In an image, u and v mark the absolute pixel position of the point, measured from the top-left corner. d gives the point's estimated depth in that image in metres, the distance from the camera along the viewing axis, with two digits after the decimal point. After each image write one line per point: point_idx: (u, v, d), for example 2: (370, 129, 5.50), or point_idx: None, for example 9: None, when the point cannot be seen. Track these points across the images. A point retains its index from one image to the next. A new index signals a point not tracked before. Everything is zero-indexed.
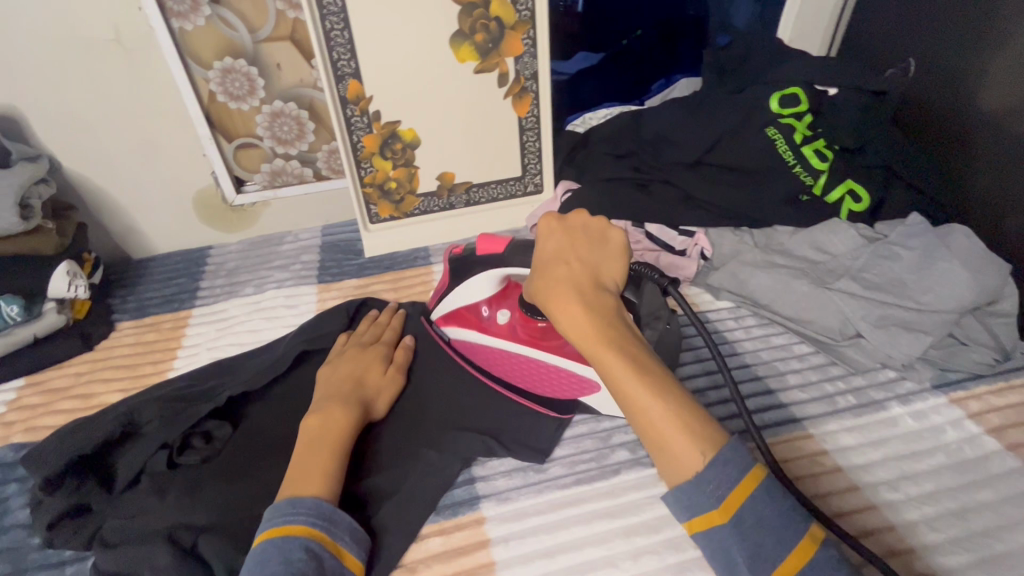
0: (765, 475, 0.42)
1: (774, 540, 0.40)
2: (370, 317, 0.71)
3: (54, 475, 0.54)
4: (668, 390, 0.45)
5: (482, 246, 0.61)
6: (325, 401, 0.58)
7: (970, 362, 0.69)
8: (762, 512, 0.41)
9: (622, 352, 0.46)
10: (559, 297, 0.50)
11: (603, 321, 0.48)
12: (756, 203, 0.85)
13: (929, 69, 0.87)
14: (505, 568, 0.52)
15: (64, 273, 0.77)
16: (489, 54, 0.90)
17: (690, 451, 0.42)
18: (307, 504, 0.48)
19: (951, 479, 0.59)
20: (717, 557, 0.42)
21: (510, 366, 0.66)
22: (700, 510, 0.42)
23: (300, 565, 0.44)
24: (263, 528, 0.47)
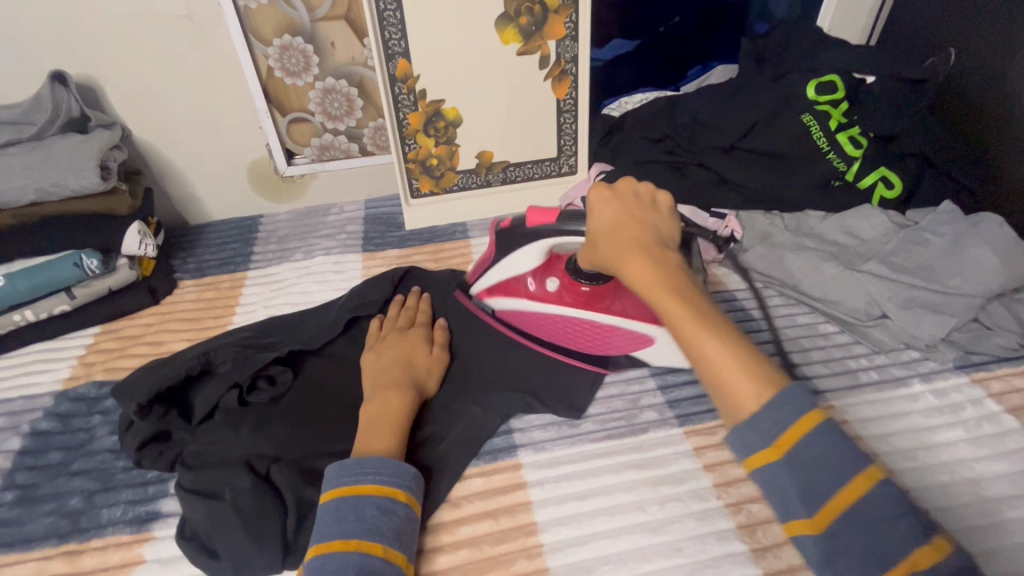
0: (825, 420, 0.41)
1: (827, 476, 0.40)
2: (398, 301, 0.74)
3: (146, 401, 0.60)
4: (726, 334, 0.46)
5: (533, 219, 0.63)
6: (378, 388, 0.61)
7: (994, 346, 0.71)
8: (818, 452, 0.40)
9: (681, 297, 0.49)
10: (622, 250, 0.53)
11: (665, 271, 0.51)
12: (789, 188, 0.88)
13: (969, 58, 0.87)
14: (541, 507, 0.57)
15: (136, 232, 0.83)
16: (532, 36, 0.94)
17: (746, 391, 0.43)
18: (372, 465, 0.52)
19: (967, 451, 0.62)
20: (770, 492, 0.42)
21: (560, 328, 0.69)
22: (752, 449, 0.42)
23: (373, 521, 0.49)
24: (332, 484, 0.52)
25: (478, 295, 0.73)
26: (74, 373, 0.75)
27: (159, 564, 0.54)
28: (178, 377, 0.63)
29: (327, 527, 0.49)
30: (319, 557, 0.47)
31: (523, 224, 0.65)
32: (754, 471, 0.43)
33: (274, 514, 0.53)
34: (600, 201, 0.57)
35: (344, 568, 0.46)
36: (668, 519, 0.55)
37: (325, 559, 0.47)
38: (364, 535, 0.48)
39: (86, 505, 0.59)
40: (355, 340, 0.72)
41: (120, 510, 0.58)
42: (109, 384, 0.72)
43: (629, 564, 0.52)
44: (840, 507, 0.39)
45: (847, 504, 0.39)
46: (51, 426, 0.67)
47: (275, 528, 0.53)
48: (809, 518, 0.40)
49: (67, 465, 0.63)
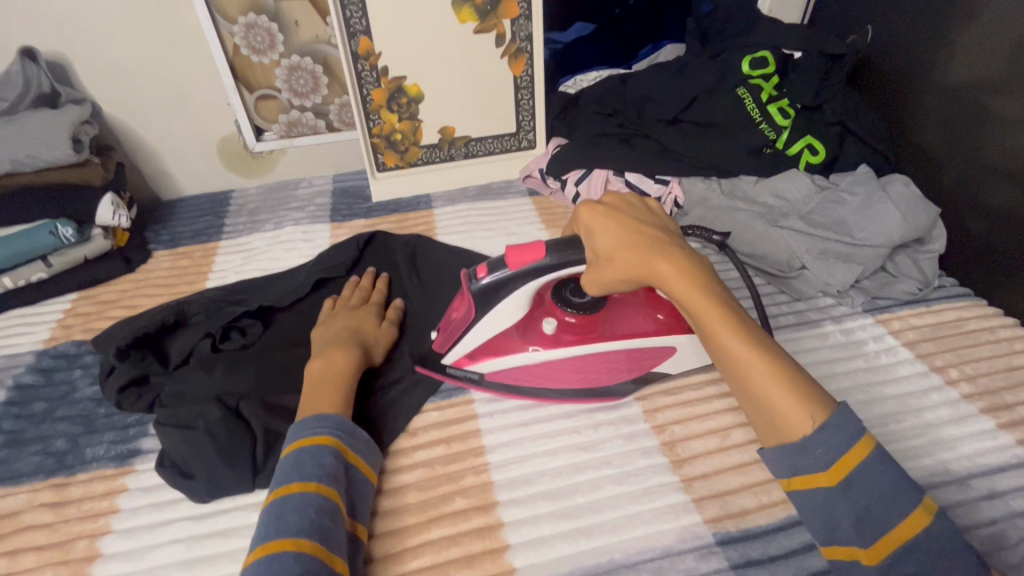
0: (874, 439, 0.46)
1: (889, 513, 0.44)
2: (353, 282, 0.77)
3: (126, 345, 0.68)
4: (771, 350, 0.49)
5: (512, 259, 0.58)
6: (327, 347, 0.65)
7: (897, 291, 0.80)
8: (871, 479, 0.45)
9: (724, 314, 0.50)
10: (655, 265, 0.53)
11: (700, 286, 0.52)
12: (725, 156, 0.95)
13: (884, 35, 0.95)
14: (490, 434, 0.63)
15: (109, 203, 0.86)
16: (487, 15, 0.99)
17: (807, 411, 0.47)
18: (330, 421, 0.56)
19: (865, 378, 0.70)
20: (820, 513, 0.47)
21: (566, 373, 0.65)
22: (807, 471, 0.47)
23: (331, 468, 0.52)
24: (293, 438, 0.54)
25: (453, 363, 0.66)
26: (54, 334, 0.79)
27: (141, 492, 0.59)
28: (155, 326, 0.71)
29: (287, 473, 0.51)
30: (280, 500, 0.49)
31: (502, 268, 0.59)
32: (795, 489, 0.48)
33: (244, 442, 0.60)
34: (608, 211, 0.56)
35: (306, 505, 0.48)
36: (600, 439, 0.63)
37: (286, 500, 0.49)
38: (324, 479, 0.51)
39: (71, 445, 0.64)
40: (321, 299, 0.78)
41: (103, 448, 0.63)
42: (88, 342, 0.77)
43: (563, 475, 0.59)
44: (897, 542, 0.44)
45: (909, 538, 0.44)
46: (34, 380, 0.72)
47: (246, 454, 0.60)
48: (866, 548, 0.45)
49: (51, 413, 0.68)
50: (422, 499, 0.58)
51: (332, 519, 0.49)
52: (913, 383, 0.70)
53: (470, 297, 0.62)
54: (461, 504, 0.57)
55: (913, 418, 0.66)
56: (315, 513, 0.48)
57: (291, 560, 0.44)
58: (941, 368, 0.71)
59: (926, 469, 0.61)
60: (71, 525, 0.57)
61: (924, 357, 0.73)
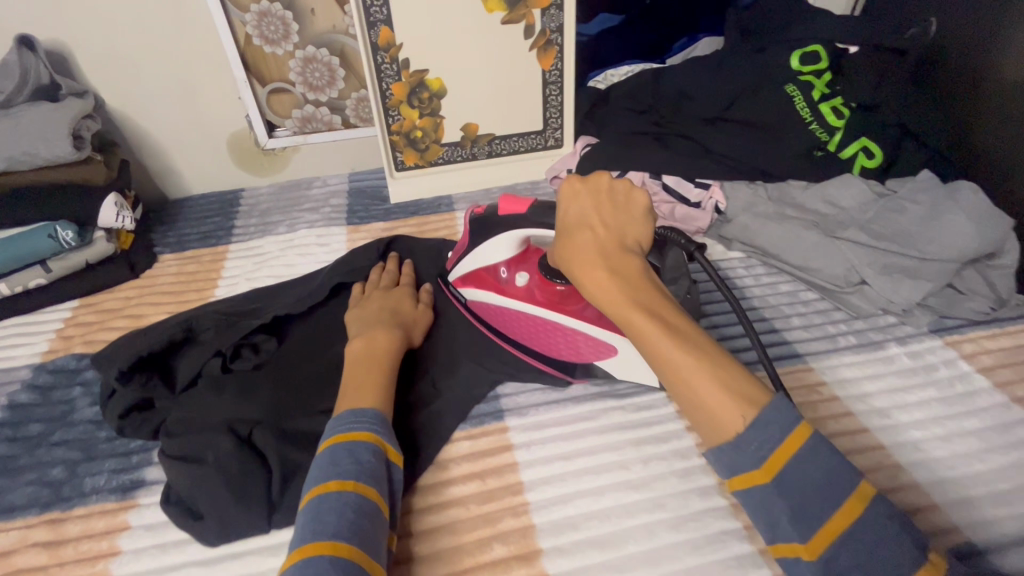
0: (812, 434, 0.42)
1: (820, 499, 0.40)
2: (379, 264, 0.74)
3: (129, 367, 0.62)
4: (698, 346, 0.47)
5: (505, 207, 0.63)
6: (367, 328, 0.64)
7: (967, 310, 0.73)
8: (804, 471, 0.41)
9: (649, 312, 0.49)
10: (587, 265, 0.52)
11: (631, 284, 0.50)
12: (771, 158, 0.89)
13: (951, 28, 0.88)
14: (527, 468, 0.58)
15: (113, 204, 0.80)
16: (516, 5, 0.92)
17: (728, 410, 0.44)
18: (369, 415, 0.53)
19: (939, 409, 0.64)
20: (758, 512, 0.43)
21: (528, 329, 0.66)
22: (741, 470, 0.43)
23: (369, 466, 0.49)
24: (330, 434, 0.52)
25: (454, 282, 0.72)
26: (52, 346, 0.74)
27: (144, 530, 0.54)
28: (160, 345, 0.65)
29: (323, 470, 0.48)
30: (318, 499, 0.46)
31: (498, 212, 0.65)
32: (737, 492, 0.44)
33: (259, 477, 0.55)
34: (569, 199, 0.56)
35: (341, 505, 0.46)
36: (651, 477, 0.56)
37: (322, 500, 0.46)
38: (360, 477, 0.48)
39: (68, 475, 0.58)
40: (339, 309, 0.72)
41: (103, 479, 0.58)
42: (89, 356, 0.71)
43: (613, 519, 0.53)
44: (837, 532, 0.39)
45: (845, 526, 0.39)
46: (30, 399, 0.66)
47: (261, 491, 0.54)
48: (804, 542, 0.41)
49: (47, 437, 0.62)
50: (456, 544, 0.52)
51: (369, 520, 0.46)
52: (994, 416, 0.63)
53: (472, 225, 0.68)
54: (500, 552, 0.51)
55: (998, 458, 0.59)
56: (353, 515, 0.45)
57: (327, 564, 0.41)
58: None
59: (1019, 517, 0.55)
60: (68, 569, 0.51)
61: (1002, 386, 0.66)
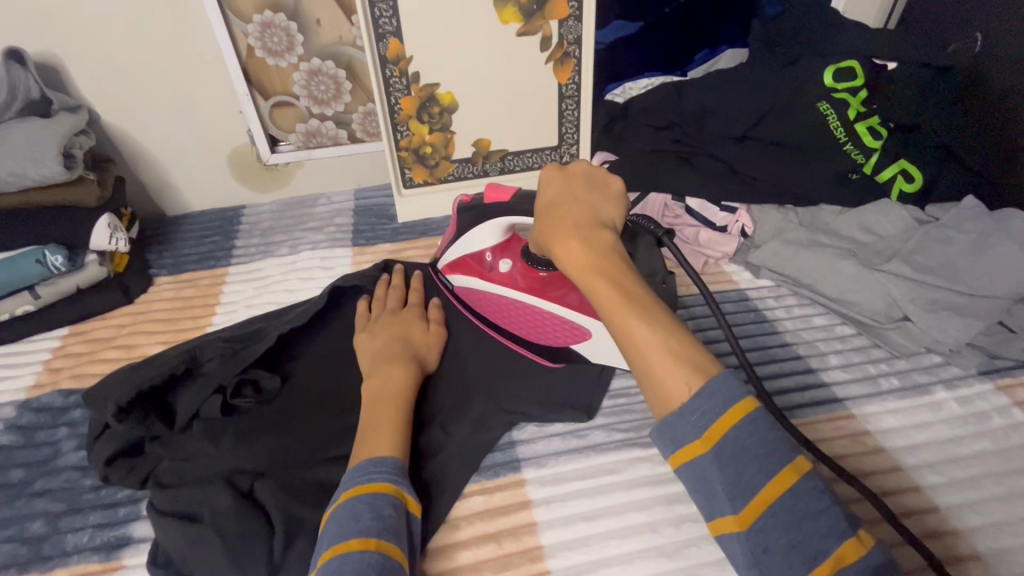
0: (752, 408, 0.41)
1: (754, 468, 0.39)
2: (383, 280, 0.71)
3: (127, 402, 0.56)
4: (655, 317, 0.46)
5: (492, 196, 0.62)
6: (380, 363, 0.59)
7: (1020, 351, 0.68)
8: (745, 442, 0.40)
9: (613, 282, 0.48)
10: (558, 235, 0.52)
11: (598, 253, 0.50)
12: (803, 180, 0.83)
13: (999, 43, 0.82)
14: (548, 530, 0.53)
15: (105, 226, 0.76)
16: (533, 16, 0.87)
17: (678, 381, 0.43)
18: (389, 465, 0.49)
19: (995, 465, 0.59)
20: (698, 486, 0.41)
21: (511, 315, 0.67)
22: (683, 443, 0.42)
23: (392, 521, 0.45)
24: (348, 486, 0.48)
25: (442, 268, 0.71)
26: (39, 380, 0.69)
27: None
28: (160, 377, 0.59)
29: (343, 525, 0.44)
30: (339, 557, 0.42)
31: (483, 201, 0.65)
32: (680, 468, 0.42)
33: (258, 537, 0.50)
34: (549, 179, 0.56)
35: (366, 567, 0.42)
36: (683, 542, 0.52)
37: (345, 558, 0.42)
38: (383, 534, 0.44)
39: (50, 530, 0.54)
40: (342, 341, 0.68)
41: (87, 536, 0.53)
42: (77, 393, 0.67)
43: None
44: (766, 502, 0.38)
45: (777, 497, 0.38)
46: (12, 441, 0.62)
47: (260, 552, 0.49)
48: (735, 513, 0.39)
49: (29, 485, 0.58)
50: None
51: None
52: None
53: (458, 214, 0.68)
54: None
55: None
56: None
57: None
58: None
59: None
60: None
61: None
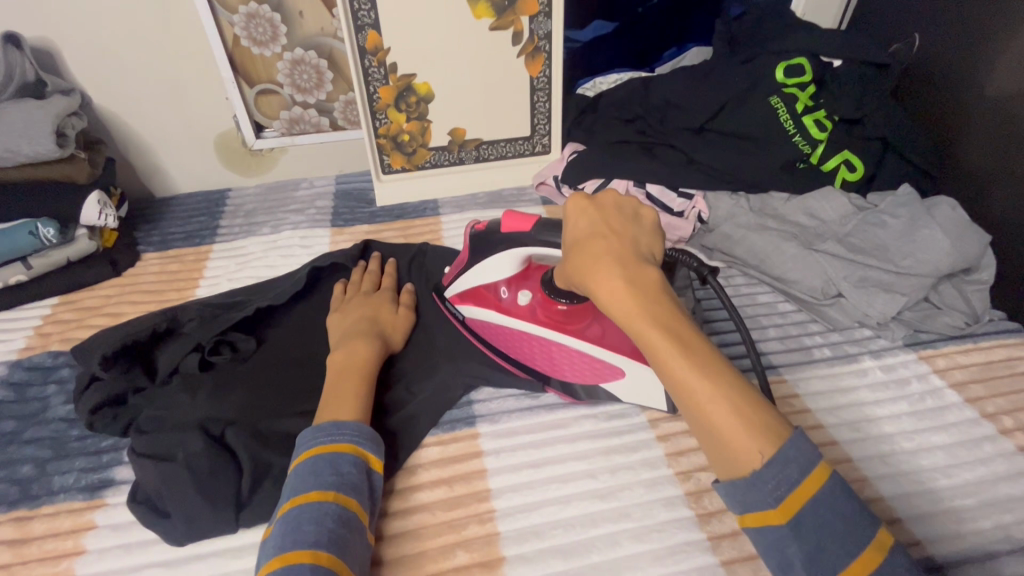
0: (831, 475, 0.40)
1: (837, 547, 0.39)
2: (360, 266, 0.75)
3: (112, 353, 0.62)
4: (719, 371, 0.43)
5: (508, 223, 0.59)
6: (347, 337, 0.64)
7: (942, 325, 0.74)
8: (824, 517, 0.39)
9: (668, 332, 0.45)
10: (601, 276, 0.48)
11: (649, 298, 0.46)
12: (756, 169, 0.89)
13: (933, 43, 0.88)
14: (495, 475, 0.58)
15: (95, 202, 0.80)
16: (504, 11, 0.93)
17: (749, 444, 0.41)
18: (351, 427, 0.54)
19: (910, 424, 0.64)
20: (772, 553, 0.41)
21: (530, 347, 0.65)
22: (757, 509, 0.41)
23: (350, 477, 0.50)
24: (310, 445, 0.52)
25: (452, 299, 0.69)
26: (29, 343, 0.74)
27: (111, 530, 0.54)
28: (145, 334, 0.65)
29: (303, 480, 0.49)
30: (297, 509, 0.47)
31: (498, 228, 0.61)
32: (750, 528, 0.42)
33: (228, 475, 0.55)
34: (580, 214, 0.52)
35: (321, 516, 0.47)
36: (619, 486, 0.57)
37: (303, 509, 0.47)
38: (340, 488, 0.49)
39: (38, 472, 0.59)
40: (316, 311, 0.73)
41: (72, 478, 0.58)
42: (65, 354, 0.72)
43: (577, 528, 0.54)
44: None
45: None
46: (4, 396, 0.67)
47: (230, 489, 0.54)
48: None
49: (19, 434, 0.62)
50: (423, 551, 0.53)
51: (350, 530, 0.47)
52: (964, 431, 0.64)
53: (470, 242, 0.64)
54: (464, 559, 0.52)
55: (965, 473, 0.60)
56: (334, 525, 0.46)
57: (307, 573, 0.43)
58: (993, 416, 0.65)
59: (984, 533, 0.55)
60: (31, 567, 0.52)
61: (973, 402, 0.67)
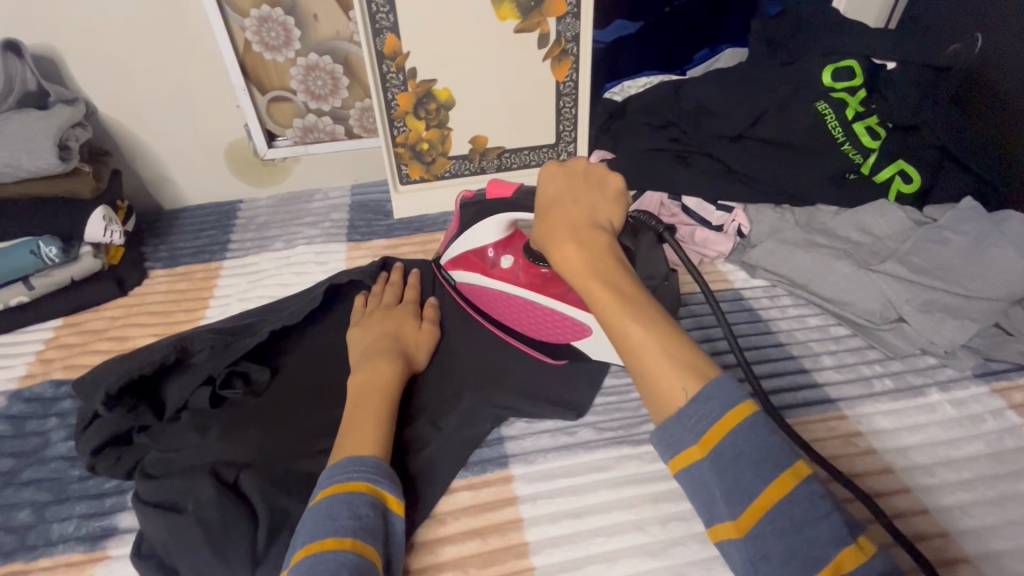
0: (754, 412, 0.41)
1: (752, 474, 0.39)
2: (383, 277, 0.70)
3: (115, 390, 0.56)
4: (650, 318, 0.47)
5: (494, 190, 0.63)
6: (368, 358, 0.59)
7: (1016, 354, 0.67)
8: (743, 449, 0.40)
9: (609, 284, 0.49)
10: (554, 237, 0.53)
11: (596, 256, 0.51)
12: (801, 180, 0.83)
13: (997, 43, 0.82)
14: (533, 527, 0.53)
15: (99, 219, 0.76)
16: (530, 12, 0.87)
17: (672, 383, 0.43)
18: (368, 463, 0.48)
19: (989, 468, 0.58)
20: (696, 492, 0.42)
21: (511, 310, 0.65)
22: (680, 447, 0.42)
23: (370, 520, 0.45)
24: (326, 483, 0.47)
25: (446, 265, 0.70)
26: (31, 371, 0.70)
27: None
28: (150, 367, 0.60)
29: (319, 524, 0.44)
30: (312, 557, 0.42)
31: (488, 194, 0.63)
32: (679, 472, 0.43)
33: (240, 527, 0.50)
34: (548, 185, 0.57)
35: (338, 568, 0.41)
36: (670, 541, 0.51)
37: (318, 559, 0.42)
38: (359, 534, 0.44)
39: (36, 519, 0.54)
40: (332, 333, 0.68)
41: (73, 526, 0.53)
42: (67, 383, 0.67)
43: None
44: (763, 510, 0.38)
45: (772, 504, 0.38)
46: (2, 430, 0.62)
47: (242, 545, 0.49)
48: (733, 520, 0.39)
49: (16, 475, 0.58)
50: None
51: None
52: None
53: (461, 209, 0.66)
54: None
55: None
56: None
57: None
58: None
59: None
60: None
61: None
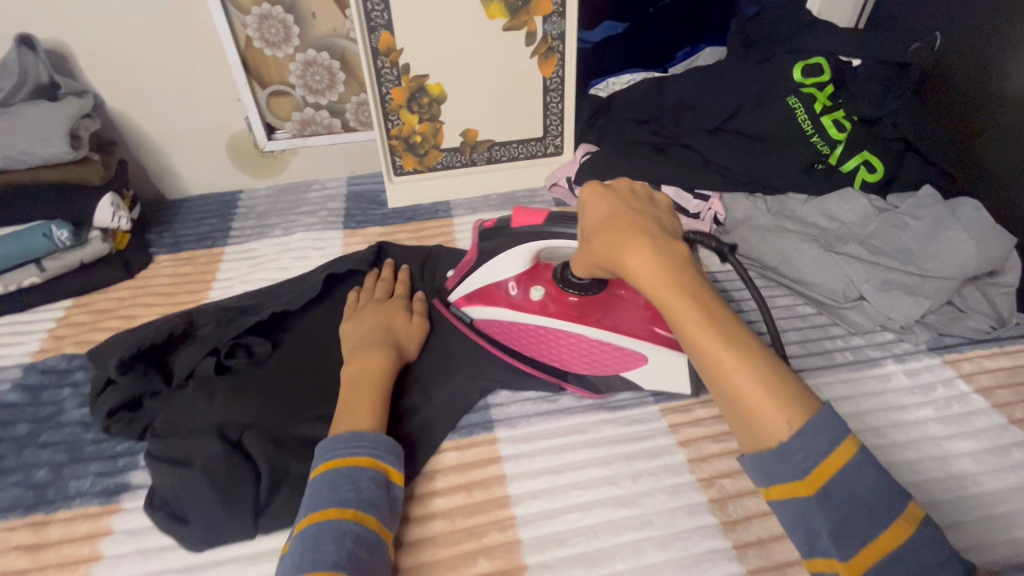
0: (857, 449, 0.41)
1: (868, 520, 0.40)
2: (374, 274, 0.74)
3: (129, 357, 0.61)
4: (745, 342, 0.43)
5: (519, 219, 0.60)
6: (360, 347, 0.62)
7: (966, 328, 0.72)
8: (851, 489, 0.40)
9: (697, 303, 0.44)
10: (625, 246, 0.47)
11: (676, 268, 0.45)
12: (772, 168, 0.88)
13: (954, 41, 0.87)
14: (516, 481, 0.57)
15: (108, 204, 0.80)
16: (518, 11, 0.92)
17: (777, 417, 0.41)
18: (369, 440, 0.52)
19: (936, 430, 0.63)
20: (796, 525, 0.42)
21: (543, 342, 0.65)
22: (782, 480, 0.42)
23: (369, 493, 0.49)
24: (328, 457, 0.51)
25: (457, 301, 0.69)
26: (44, 346, 0.74)
27: (128, 535, 0.54)
28: (160, 337, 0.64)
29: (322, 495, 0.48)
30: (315, 526, 0.46)
31: (509, 223, 0.62)
32: (775, 500, 0.43)
33: (246, 480, 0.54)
34: (597, 193, 0.50)
35: (339, 536, 0.46)
36: (641, 493, 0.56)
37: (321, 527, 0.46)
38: (359, 506, 0.48)
39: (54, 476, 0.58)
40: (330, 313, 0.72)
41: (89, 482, 0.58)
42: (79, 357, 0.71)
43: (600, 536, 0.53)
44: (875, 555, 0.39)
45: (887, 551, 0.39)
46: (19, 398, 0.66)
47: (248, 495, 0.53)
48: (842, 560, 0.40)
49: (34, 438, 0.62)
50: (443, 557, 0.52)
51: (370, 550, 0.46)
52: (992, 437, 0.62)
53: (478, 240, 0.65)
54: (486, 566, 0.51)
55: (995, 480, 0.58)
56: (353, 545, 0.45)
57: None
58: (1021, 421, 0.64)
59: (1016, 543, 0.54)
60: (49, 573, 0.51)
61: (1001, 407, 0.65)
